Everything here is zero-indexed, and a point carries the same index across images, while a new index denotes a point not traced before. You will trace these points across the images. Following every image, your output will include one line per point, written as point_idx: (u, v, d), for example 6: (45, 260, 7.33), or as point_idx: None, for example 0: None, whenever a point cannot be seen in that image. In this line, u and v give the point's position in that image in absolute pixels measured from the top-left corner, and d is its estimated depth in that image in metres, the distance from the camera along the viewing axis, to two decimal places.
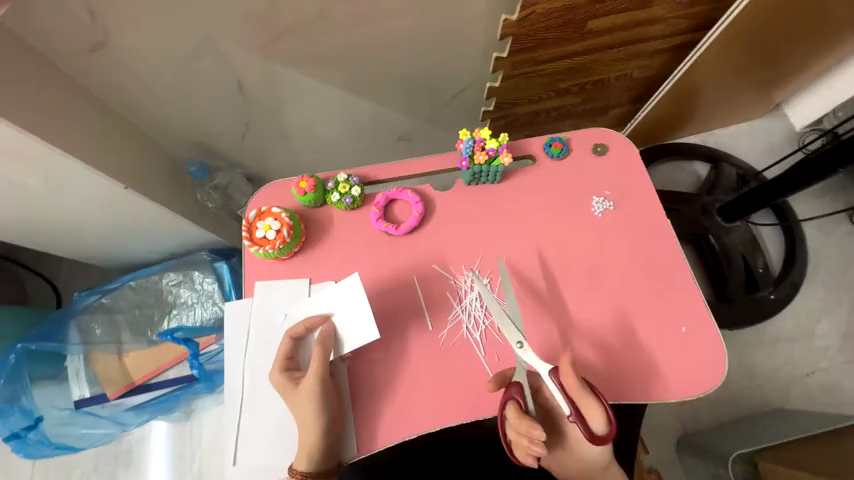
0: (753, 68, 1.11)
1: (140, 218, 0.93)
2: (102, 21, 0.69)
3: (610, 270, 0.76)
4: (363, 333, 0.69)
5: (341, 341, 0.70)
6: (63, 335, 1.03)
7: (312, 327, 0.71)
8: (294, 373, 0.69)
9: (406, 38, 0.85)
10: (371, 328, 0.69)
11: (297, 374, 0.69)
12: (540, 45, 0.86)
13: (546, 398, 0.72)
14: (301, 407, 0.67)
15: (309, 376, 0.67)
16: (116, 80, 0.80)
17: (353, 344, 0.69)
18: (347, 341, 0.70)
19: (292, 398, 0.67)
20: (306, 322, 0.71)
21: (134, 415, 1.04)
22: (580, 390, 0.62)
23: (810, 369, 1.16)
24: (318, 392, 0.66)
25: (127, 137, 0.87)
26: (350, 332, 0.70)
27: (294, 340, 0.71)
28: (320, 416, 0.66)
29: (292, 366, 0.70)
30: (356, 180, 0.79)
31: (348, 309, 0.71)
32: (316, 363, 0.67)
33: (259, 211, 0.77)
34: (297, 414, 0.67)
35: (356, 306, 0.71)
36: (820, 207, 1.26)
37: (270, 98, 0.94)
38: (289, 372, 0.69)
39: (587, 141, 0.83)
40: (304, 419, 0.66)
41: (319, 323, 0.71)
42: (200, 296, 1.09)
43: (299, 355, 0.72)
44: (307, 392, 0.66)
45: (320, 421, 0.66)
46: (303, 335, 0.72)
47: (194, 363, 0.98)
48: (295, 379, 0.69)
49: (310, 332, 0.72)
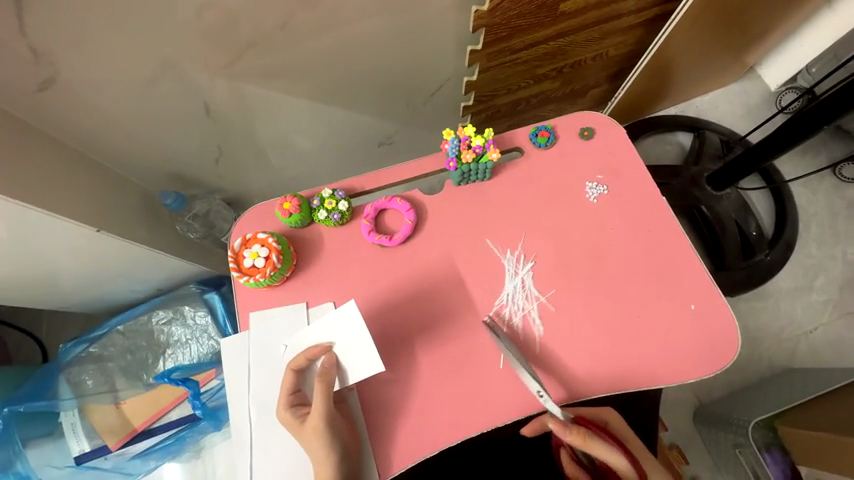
0: (725, 34, 1.11)
1: (119, 259, 0.88)
2: (48, 58, 0.64)
3: (612, 256, 0.74)
4: (366, 367, 0.66)
5: (343, 371, 0.67)
6: (52, 391, 0.98)
7: (315, 356, 0.67)
8: (301, 408, 0.66)
9: (375, 40, 0.82)
10: (375, 361, 0.66)
11: (304, 409, 0.66)
12: (514, 33, 0.84)
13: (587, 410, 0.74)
14: (311, 446, 0.64)
15: (314, 413, 0.64)
16: (74, 118, 0.75)
17: (358, 376, 0.66)
18: (351, 371, 0.66)
19: (301, 437, 0.64)
20: (306, 353, 0.67)
21: (140, 463, 0.99)
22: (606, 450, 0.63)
23: (813, 325, 1.17)
24: (326, 430, 0.63)
25: (93, 177, 0.82)
26: (357, 357, 0.67)
27: (296, 372, 0.68)
28: (332, 450, 0.63)
29: (298, 401, 0.67)
30: (342, 194, 0.76)
31: (349, 334, 0.68)
32: (322, 399, 0.64)
33: (245, 239, 0.73)
34: (308, 451, 0.64)
35: (357, 338, 0.67)
36: (804, 165, 1.28)
37: (241, 118, 0.89)
38: (294, 407, 0.66)
39: (573, 127, 0.82)
40: (316, 456, 0.64)
41: (321, 353, 0.67)
42: (194, 332, 1.05)
43: (304, 389, 0.68)
44: (317, 428, 0.63)
45: (333, 456, 0.63)
46: (305, 366, 0.68)
47: (196, 402, 0.94)
48: (301, 415, 0.66)
49: (313, 362, 0.68)
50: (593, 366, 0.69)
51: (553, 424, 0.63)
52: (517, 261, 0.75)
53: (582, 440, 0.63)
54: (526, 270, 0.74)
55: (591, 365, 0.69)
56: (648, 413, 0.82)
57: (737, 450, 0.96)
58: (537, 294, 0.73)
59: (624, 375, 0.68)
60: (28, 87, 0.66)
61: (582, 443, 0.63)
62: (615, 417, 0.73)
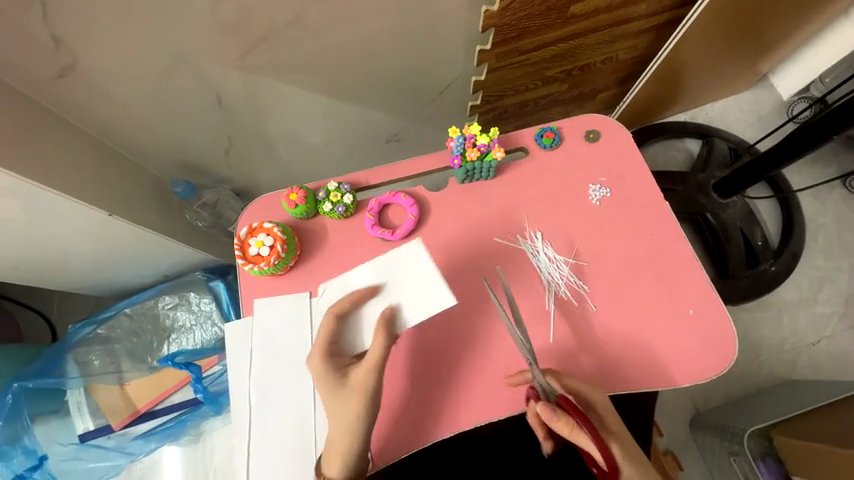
0: (738, 41, 1.10)
1: (129, 243, 0.90)
2: (67, 46, 0.66)
3: (613, 257, 0.75)
4: (435, 302, 0.65)
5: (401, 311, 0.65)
6: (59, 369, 1.00)
7: (364, 297, 0.67)
8: (340, 360, 0.65)
9: (386, 38, 0.83)
10: (445, 294, 0.65)
11: (344, 362, 0.65)
12: (523, 34, 0.84)
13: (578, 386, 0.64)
14: (353, 397, 0.63)
15: (366, 360, 0.63)
16: (90, 105, 0.77)
17: (423, 313, 0.65)
18: (412, 311, 0.65)
19: (342, 389, 0.63)
20: (352, 296, 0.66)
21: (142, 443, 1.01)
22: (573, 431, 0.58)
23: (816, 337, 1.16)
24: (373, 381, 0.63)
25: (106, 163, 0.84)
26: (417, 299, 0.65)
27: (337, 319, 0.66)
28: (371, 404, 0.63)
29: (335, 352, 0.65)
30: (347, 187, 0.77)
31: (407, 277, 0.67)
32: (377, 347, 0.62)
33: (250, 228, 0.75)
34: (344, 408, 0.63)
35: (417, 276, 0.66)
36: (813, 176, 1.26)
37: (252, 110, 0.91)
38: (333, 358, 0.65)
39: (579, 129, 0.82)
40: (352, 410, 0.63)
41: (370, 294, 0.67)
42: (198, 318, 1.07)
43: (345, 339, 0.67)
44: (364, 378, 0.62)
45: (369, 413, 0.63)
46: (348, 312, 0.66)
47: (198, 386, 0.97)
48: (343, 367, 0.64)
49: (356, 308, 0.67)
50: (589, 367, 0.70)
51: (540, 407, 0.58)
52: (534, 241, 0.76)
53: (570, 431, 0.58)
54: (545, 247, 0.76)
55: (586, 366, 0.70)
56: (645, 413, 0.82)
57: (733, 458, 0.97)
58: (564, 259, 0.75)
59: (619, 378, 0.69)
60: (47, 74, 0.69)
61: (568, 435, 0.58)
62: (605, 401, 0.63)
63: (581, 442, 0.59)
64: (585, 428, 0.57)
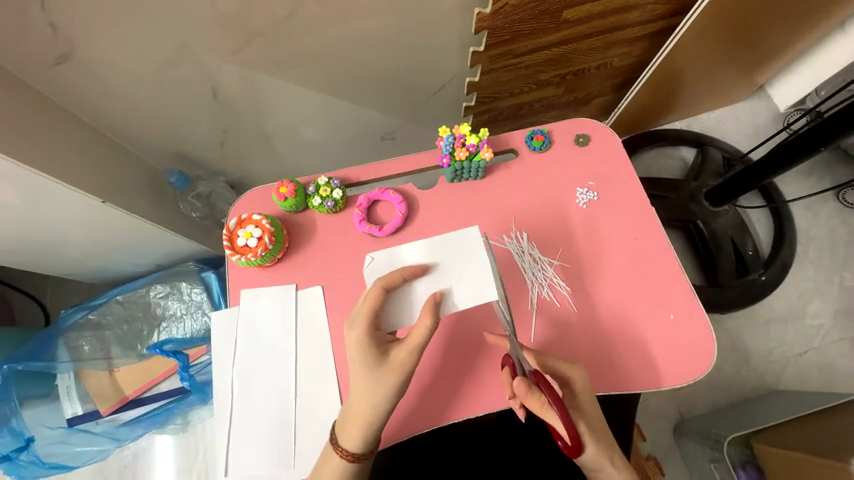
0: (734, 50, 1.10)
1: (122, 231, 0.91)
2: (66, 34, 0.67)
3: (596, 259, 0.76)
4: (484, 293, 0.67)
5: (451, 295, 0.67)
6: (50, 354, 1.01)
7: (414, 275, 0.67)
8: (383, 336, 0.64)
9: (381, 36, 0.84)
10: (494, 288, 0.67)
11: (387, 338, 0.64)
12: (516, 37, 0.85)
13: (558, 366, 0.63)
14: (388, 376, 0.61)
15: (410, 339, 0.61)
16: (87, 92, 0.78)
17: (469, 302, 0.67)
18: (459, 298, 0.67)
19: (378, 364, 0.61)
20: (403, 271, 0.67)
21: (129, 430, 1.03)
22: (541, 406, 0.56)
23: (803, 349, 1.16)
24: (412, 362, 0.61)
25: (102, 150, 0.85)
26: (464, 289, 0.67)
27: (384, 292, 0.65)
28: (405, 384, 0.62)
29: (377, 327, 0.64)
30: (337, 183, 0.78)
31: (462, 263, 0.69)
32: (424, 327, 0.61)
33: (240, 219, 0.76)
34: (377, 387, 0.61)
35: (470, 266, 0.68)
36: (807, 187, 1.27)
37: (249, 104, 0.93)
38: (375, 332, 0.63)
39: (569, 132, 0.83)
40: (383, 389, 0.61)
41: (421, 272, 0.68)
42: (188, 307, 1.08)
43: (387, 313, 0.66)
44: (405, 357, 0.61)
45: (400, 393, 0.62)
46: (395, 287, 0.66)
47: (184, 374, 0.96)
48: (386, 343, 0.63)
49: (404, 285, 0.67)
50: None
51: (517, 382, 0.56)
52: (518, 242, 0.77)
53: (538, 405, 0.56)
54: (530, 247, 0.76)
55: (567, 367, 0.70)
56: (626, 416, 0.82)
57: (713, 465, 0.98)
58: (549, 261, 0.76)
59: (597, 378, 0.70)
60: (45, 61, 0.70)
61: (536, 409, 0.56)
62: (581, 379, 0.62)
63: (547, 417, 0.57)
64: (554, 404, 0.55)
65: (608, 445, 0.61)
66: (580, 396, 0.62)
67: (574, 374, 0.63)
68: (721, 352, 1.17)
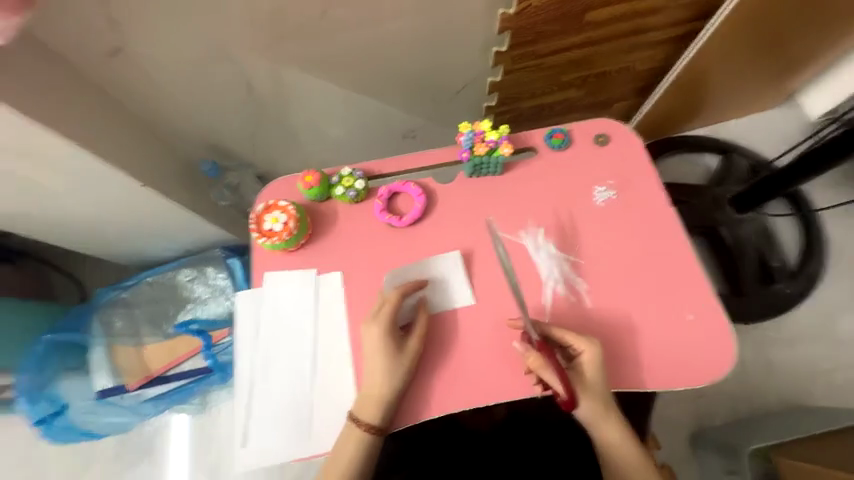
0: (762, 56, 1.09)
1: (157, 215, 0.97)
2: (120, 29, 0.73)
3: (612, 257, 0.76)
4: (459, 298, 0.75)
5: (430, 301, 0.75)
6: (85, 328, 1.08)
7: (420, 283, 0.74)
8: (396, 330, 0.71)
9: (407, 37, 0.88)
10: (466, 295, 0.75)
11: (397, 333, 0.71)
12: (539, 38, 0.87)
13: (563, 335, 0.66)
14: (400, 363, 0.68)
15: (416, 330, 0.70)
16: (135, 84, 0.85)
17: (445, 307, 0.74)
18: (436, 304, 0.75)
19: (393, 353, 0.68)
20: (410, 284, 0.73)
21: (153, 406, 1.09)
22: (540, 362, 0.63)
23: (832, 364, 1.11)
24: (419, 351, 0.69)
25: (144, 139, 0.91)
26: (442, 297, 0.75)
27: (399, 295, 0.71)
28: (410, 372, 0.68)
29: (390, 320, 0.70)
30: (360, 174, 0.82)
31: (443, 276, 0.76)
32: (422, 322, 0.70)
33: (267, 204, 0.80)
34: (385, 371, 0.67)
35: (453, 278, 0.76)
36: (840, 197, 1.22)
37: (280, 100, 0.98)
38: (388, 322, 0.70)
39: (589, 132, 0.84)
40: (395, 373, 0.67)
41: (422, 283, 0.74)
42: (213, 291, 1.13)
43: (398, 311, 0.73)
44: (414, 348, 0.69)
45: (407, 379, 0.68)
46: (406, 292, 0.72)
47: (207, 353, 1.04)
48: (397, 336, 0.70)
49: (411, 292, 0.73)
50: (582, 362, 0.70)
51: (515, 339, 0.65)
52: (535, 237, 0.78)
53: (536, 365, 0.64)
54: (546, 242, 0.77)
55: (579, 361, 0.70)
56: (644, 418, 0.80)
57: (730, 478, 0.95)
58: (564, 257, 0.76)
59: (611, 375, 0.69)
60: (100, 54, 0.77)
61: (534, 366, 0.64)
62: (589, 349, 0.64)
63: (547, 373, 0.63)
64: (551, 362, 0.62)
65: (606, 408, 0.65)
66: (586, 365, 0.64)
67: (584, 347, 0.65)
68: (743, 363, 1.14)
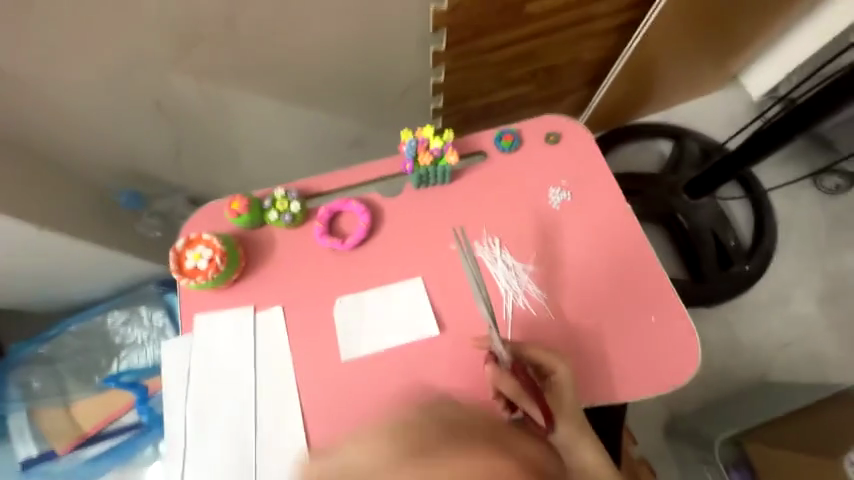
0: (704, 41, 1.09)
1: (68, 257, 0.85)
2: None
3: (572, 262, 0.72)
4: (422, 329, 0.69)
5: (390, 331, 0.69)
6: (0, 392, 0.95)
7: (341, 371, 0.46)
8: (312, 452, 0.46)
9: (335, 39, 0.80)
10: (432, 323, 0.69)
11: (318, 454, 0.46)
12: (479, 34, 0.82)
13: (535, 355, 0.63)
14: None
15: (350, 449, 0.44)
16: (15, 110, 0.72)
17: (408, 338, 0.68)
18: (398, 334, 0.69)
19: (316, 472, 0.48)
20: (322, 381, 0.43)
21: (90, 470, 0.95)
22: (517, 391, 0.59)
23: (789, 339, 1.15)
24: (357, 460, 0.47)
25: (38, 172, 0.79)
26: (404, 328, 0.69)
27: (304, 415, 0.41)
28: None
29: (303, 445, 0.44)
30: (295, 195, 0.74)
31: (408, 307, 0.70)
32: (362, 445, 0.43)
33: (188, 239, 0.70)
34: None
35: (416, 307, 0.70)
36: (785, 175, 1.26)
37: (200, 116, 0.87)
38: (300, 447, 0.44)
39: (540, 131, 0.79)
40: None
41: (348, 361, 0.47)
42: (150, 333, 1.00)
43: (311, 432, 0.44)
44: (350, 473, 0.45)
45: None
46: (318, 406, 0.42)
47: (143, 407, 0.91)
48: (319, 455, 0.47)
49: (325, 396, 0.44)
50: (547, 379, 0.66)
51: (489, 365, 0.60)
52: (491, 248, 0.73)
53: (511, 389, 0.59)
54: (503, 253, 0.73)
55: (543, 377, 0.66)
56: (617, 425, 0.78)
57: (705, 467, 0.96)
58: (522, 267, 0.72)
59: (581, 389, 0.66)
60: None
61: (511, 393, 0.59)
62: (564, 368, 0.62)
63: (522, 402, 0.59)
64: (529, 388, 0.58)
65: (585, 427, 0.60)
66: (561, 384, 0.61)
67: (556, 365, 0.62)
68: (708, 347, 1.15)
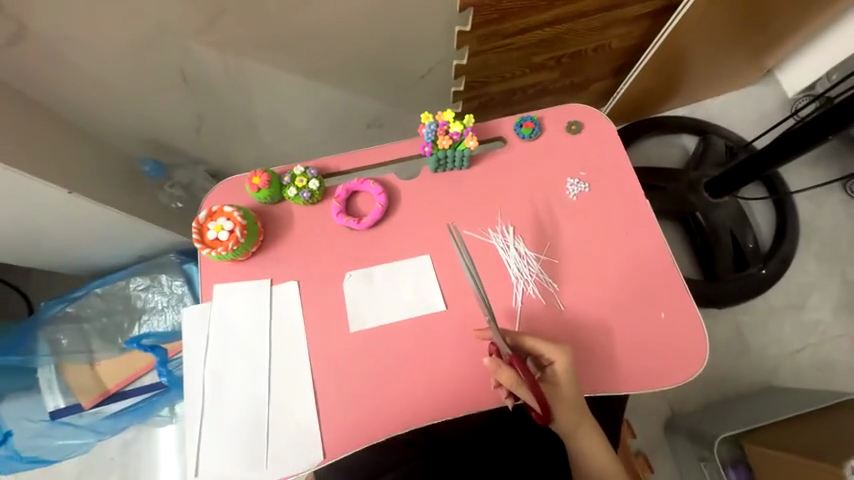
0: (742, 31, 1.04)
1: (95, 223, 0.88)
2: (14, 11, 0.62)
3: (585, 254, 0.72)
4: (430, 305, 0.70)
5: (397, 305, 0.71)
6: (28, 347, 0.99)
7: None
8: None
9: (360, 16, 0.79)
10: (441, 303, 0.71)
11: None
12: (506, 15, 0.80)
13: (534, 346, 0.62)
14: None
15: None
16: (47, 76, 0.74)
17: (415, 313, 0.70)
18: (404, 308, 0.71)
19: None
20: None
21: (112, 423, 1.03)
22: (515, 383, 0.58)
23: (801, 345, 1.13)
24: None
25: (68, 138, 0.81)
26: (412, 303, 0.71)
27: None
28: None
29: None
30: (314, 173, 0.75)
31: (415, 283, 0.72)
32: None
33: (210, 210, 0.72)
34: None
35: (424, 283, 0.71)
36: (812, 177, 1.22)
37: (223, 90, 0.88)
38: None
39: (561, 119, 0.78)
40: None
41: None
42: (170, 300, 1.05)
43: None
44: None
45: None
46: None
47: (162, 370, 0.96)
48: None
49: None
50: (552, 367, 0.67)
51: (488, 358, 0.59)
52: (505, 236, 0.73)
53: (510, 380, 0.58)
54: (516, 241, 0.73)
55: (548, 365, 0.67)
56: (616, 416, 0.79)
57: (702, 463, 0.97)
58: (535, 255, 0.72)
59: (585, 378, 0.67)
60: None
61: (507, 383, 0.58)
62: (564, 360, 0.61)
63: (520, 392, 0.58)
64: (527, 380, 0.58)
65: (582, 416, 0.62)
66: (559, 375, 0.61)
67: (556, 357, 0.61)
68: (717, 347, 1.14)
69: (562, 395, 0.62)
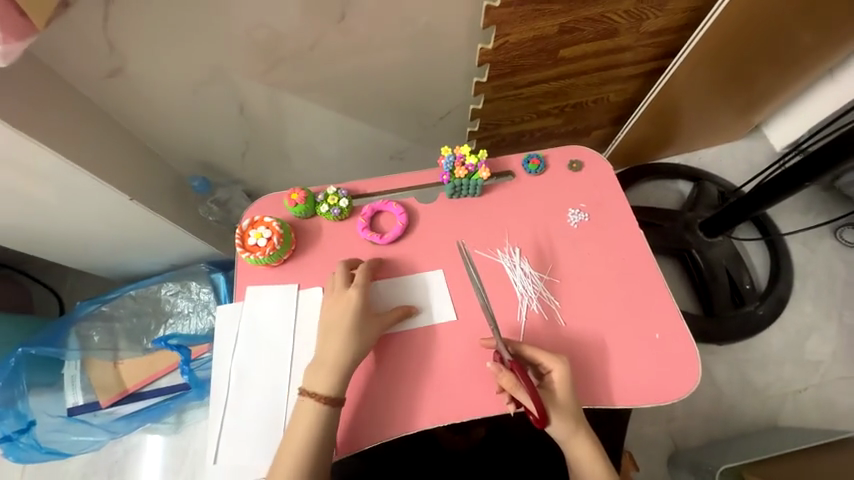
0: (726, 91, 1.17)
1: (145, 229, 0.98)
2: (120, 51, 0.77)
3: (584, 276, 0.79)
4: (441, 314, 0.77)
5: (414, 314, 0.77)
6: (61, 341, 1.06)
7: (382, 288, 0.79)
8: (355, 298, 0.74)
9: (394, 66, 0.94)
10: (451, 312, 0.77)
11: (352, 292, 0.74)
12: (517, 70, 0.94)
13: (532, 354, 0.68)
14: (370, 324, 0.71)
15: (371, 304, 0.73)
16: (130, 102, 0.88)
17: (428, 321, 0.77)
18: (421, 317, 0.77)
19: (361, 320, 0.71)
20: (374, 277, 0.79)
21: (125, 423, 1.06)
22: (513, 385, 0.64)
23: (802, 385, 1.15)
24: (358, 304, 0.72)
25: (136, 154, 0.94)
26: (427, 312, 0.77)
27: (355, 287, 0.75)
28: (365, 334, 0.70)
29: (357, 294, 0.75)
30: (344, 193, 0.85)
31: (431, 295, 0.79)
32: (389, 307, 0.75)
33: (252, 220, 0.82)
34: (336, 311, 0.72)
35: (439, 296, 0.78)
36: (803, 223, 1.29)
37: (270, 121, 1.02)
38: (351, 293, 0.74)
39: (564, 157, 0.89)
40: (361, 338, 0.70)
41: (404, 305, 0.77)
42: (195, 306, 1.13)
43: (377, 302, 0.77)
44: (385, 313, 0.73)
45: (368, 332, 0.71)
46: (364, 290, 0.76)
47: (184, 368, 1.00)
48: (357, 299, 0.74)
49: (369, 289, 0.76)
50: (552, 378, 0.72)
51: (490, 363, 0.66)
52: (511, 256, 0.81)
53: (510, 384, 0.64)
54: (521, 261, 0.80)
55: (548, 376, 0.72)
56: (616, 436, 0.82)
57: None
58: (538, 275, 0.79)
59: (584, 390, 0.71)
60: (98, 74, 0.80)
61: (507, 387, 0.64)
62: (559, 367, 0.66)
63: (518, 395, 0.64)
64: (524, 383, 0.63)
65: (579, 423, 0.66)
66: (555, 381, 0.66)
67: (552, 365, 0.67)
68: (718, 384, 1.16)
69: (559, 402, 0.66)
